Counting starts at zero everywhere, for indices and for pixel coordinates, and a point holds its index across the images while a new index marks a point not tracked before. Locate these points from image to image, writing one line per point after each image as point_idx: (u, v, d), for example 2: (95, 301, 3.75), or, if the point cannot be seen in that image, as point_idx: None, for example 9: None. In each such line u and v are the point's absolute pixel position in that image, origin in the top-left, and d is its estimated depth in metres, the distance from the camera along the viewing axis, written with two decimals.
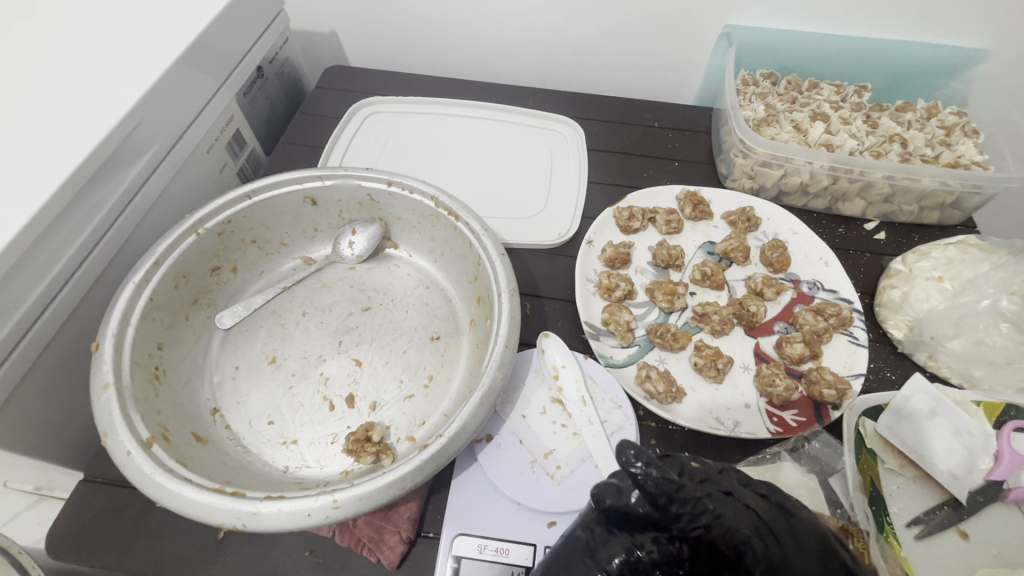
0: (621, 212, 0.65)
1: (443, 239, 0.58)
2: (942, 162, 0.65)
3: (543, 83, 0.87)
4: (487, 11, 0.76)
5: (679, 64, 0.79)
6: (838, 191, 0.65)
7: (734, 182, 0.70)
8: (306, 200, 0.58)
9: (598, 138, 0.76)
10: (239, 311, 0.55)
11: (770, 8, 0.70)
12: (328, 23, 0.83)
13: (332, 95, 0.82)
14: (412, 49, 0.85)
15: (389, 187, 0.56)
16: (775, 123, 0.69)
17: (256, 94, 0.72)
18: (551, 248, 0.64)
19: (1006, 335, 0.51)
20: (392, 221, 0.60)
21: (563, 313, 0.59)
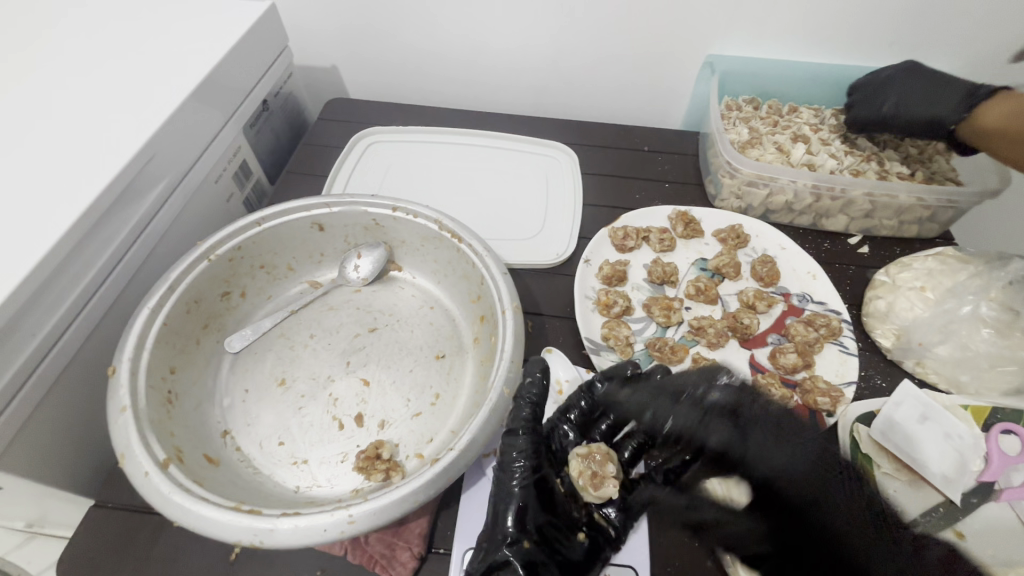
0: (616, 232, 0.68)
1: (446, 261, 0.60)
2: (918, 178, 0.69)
3: (536, 112, 0.91)
4: (482, 43, 0.80)
5: (666, 92, 0.83)
6: (821, 208, 0.68)
7: (722, 202, 0.73)
8: (313, 226, 0.60)
9: (590, 163, 0.80)
10: (247, 334, 0.56)
11: (750, 39, 0.74)
12: (329, 58, 0.87)
13: (334, 126, 0.85)
14: (410, 82, 0.89)
15: (394, 212, 0.58)
16: (758, 145, 0.73)
17: (261, 126, 0.74)
18: (549, 268, 0.66)
19: (988, 340, 0.53)
20: (397, 244, 0.62)
21: (563, 330, 0.61)
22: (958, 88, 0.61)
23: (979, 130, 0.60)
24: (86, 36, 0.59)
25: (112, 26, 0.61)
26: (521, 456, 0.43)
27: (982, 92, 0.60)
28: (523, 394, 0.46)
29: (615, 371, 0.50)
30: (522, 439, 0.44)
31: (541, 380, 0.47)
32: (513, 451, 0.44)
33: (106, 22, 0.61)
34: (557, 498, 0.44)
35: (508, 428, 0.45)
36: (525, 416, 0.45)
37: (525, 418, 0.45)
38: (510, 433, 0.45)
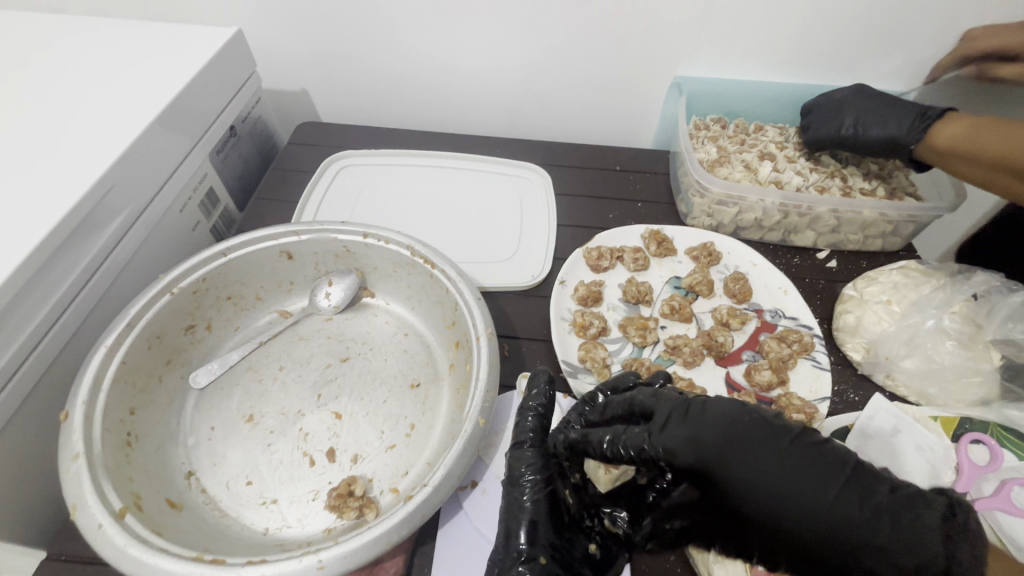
0: (590, 252, 0.68)
1: (419, 286, 0.59)
2: (880, 194, 0.71)
3: (509, 132, 0.91)
4: (453, 65, 0.81)
5: (636, 112, 0.85)
6: (789, 224, 0.69)
7: (694, 220, 0.74)
8: (282, 255, 0.58)
9: (564, 183, 0.80)
10: (214, 369, 0.54)
11: (715, 61, 0.76)
12: (299, 82, 0.86)
13: (305, 150, 0.84)
14: (383, 105, 0.89)
15: (365, 239, 0.57)
16: (727, 163, 0.74)
17: (228, 152, 0.73)
18: (525, 290, 0.66)
19: (953, 352, 0.54)
20: (369, 270, 0.61)
21: (540, 353, 0.60)
22: (908, 110, 0.64)
23: (935, 147, 0.62)
24: (50, 69, 0.59)
25: (74, 59, 0.60)
26: (529, 468, 0.47)
27: (932, 113, 0.63)
28: (527, 406, 0.51)
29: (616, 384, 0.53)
30: (528, 451, 0.48)
31: (546, 392, 0.51)
32: (521, 464, 0.48)
33: (69, 56, 0.61)
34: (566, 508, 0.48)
35: (516, 439, 0.49)
36: (529, 427, 0.49)
37: (532, 428, 0.49)
38: (518, 445, 0.49)
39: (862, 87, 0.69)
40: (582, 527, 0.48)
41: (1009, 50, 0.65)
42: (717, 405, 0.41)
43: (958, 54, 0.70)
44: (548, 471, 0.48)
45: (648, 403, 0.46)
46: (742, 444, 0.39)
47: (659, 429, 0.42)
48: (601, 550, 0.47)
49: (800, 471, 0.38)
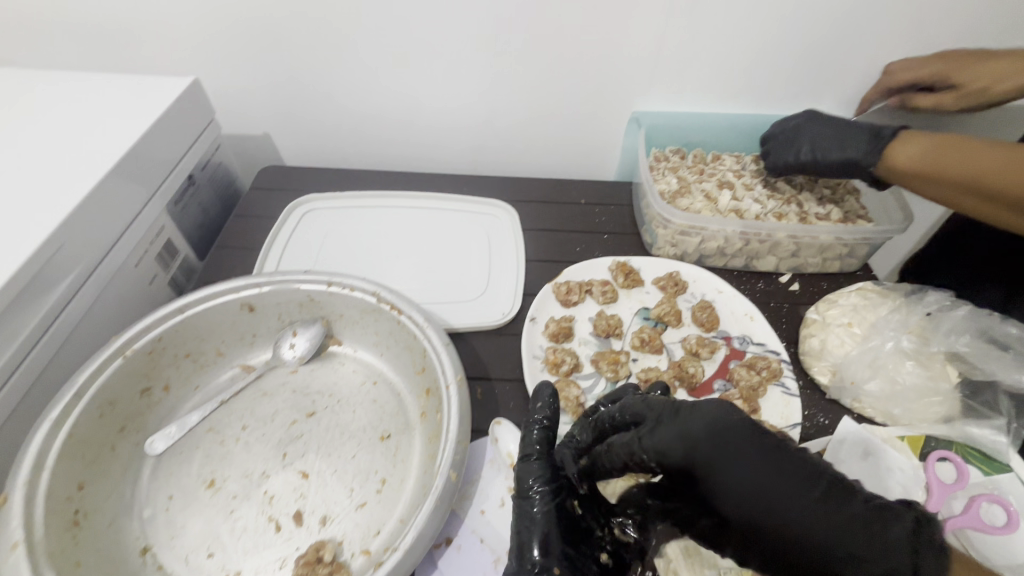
0: (559, 287, 0.68)
1: (387, 332, 0.58)
2: (834, 217, 0.73)
3: (474, 169, 0.92)
4: (415, 106, 0.82)
5: (597, 145, 0.87)
6: (751, 251, 0.71)
7: (659, 250, 0.75)
8: (243, 307, 0.57)
9: (530, 218, 0.81)
10: (172, 432, 0.51)
11: (669, 96, 0.79)
12: (260, 126, 0.86)
13: (268, 195, 0.83)
14: (346, 146, 0.89)
15: (330, 287, 0.56)
16: (687, 193, 0.76)
17: (187, 201, 0.71)
18: (496, 328, 0.65)
19: (913, 372, 0.56)
20: (334, 318, 0.59)
21: (512, 394, 0.60)
22: (862, 130, 0.65)
23: (901, 170, 0.61)
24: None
25: (23, 121, 0.59)
26: (537, 481, 0.48)
27: (886, 132, 0.63)
28: (535, 418, 0.52)
29: (616, 395, 0.56)
30: (535, 463, 0.49)
31: (551, 405, 0.53)
32: (529, 476, 0.49)
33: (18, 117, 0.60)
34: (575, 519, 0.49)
35: (523, 452, 0.50)
36: (535, 439, 0.50)
37: (539, 441, 0.50)
38: (525, 458, 0.50)
39: (816, 113, 0.69)
40: (590, 537, 0.49)
41: (925, 80, 0.70)
42: (705, 407, 0.42)
43: (880, 87, 0.74)
44: (555, 482, 0.49)
45: (640, 411, 0.47)
46: (727, 447, 0.39)
47: (648, 432, 0.43)
48: (610, 558, 0.48)
49: (781, 474, 0.39)
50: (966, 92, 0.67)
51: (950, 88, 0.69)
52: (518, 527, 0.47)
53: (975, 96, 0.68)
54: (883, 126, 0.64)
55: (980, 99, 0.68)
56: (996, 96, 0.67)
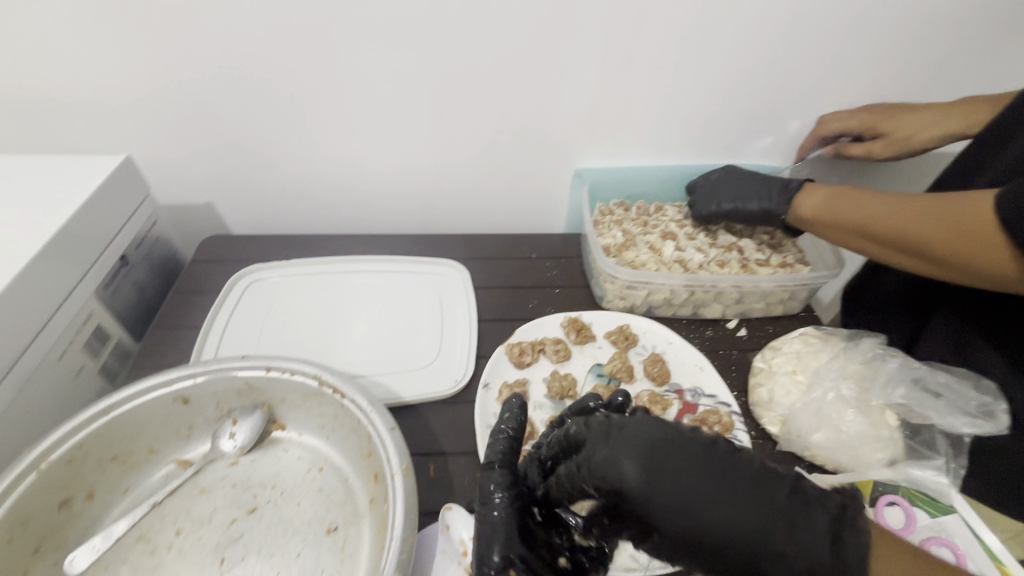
0: (512, 348, 0.68)
1: (332, 415, 0.56)
2: (774, 262, 0.76)
3: (426, 227, 0.92)
4: (360, 169, 0.82)
5: (545, 200, 0.88)
6: (697, 300, 0.73)
7: (610, 303, 0.76)
8: (176, 400, 0.54)
9: (482, 276, 0.81)
10: (97, 545, 0.48)
11: (608, 153, 0.82)
12: (202, 195, 0.84)
13: (210, 267, 0.80)
14: (293, 212, 0.88)
15: (268, 373, 0.54)
16: (632, 246, 0.78)
17: (120, 282, 0.69)
18: (448, 397, 0.64)
19: (856, 419, 0.57)
20: (276, 402, 0.57)
21: (467, 468, 0.58)
22: (774, 184, 0.70)
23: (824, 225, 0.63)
24: None
25: None
26: (499, 486, 0.49)
27: (794, 186, 0.69)
28: (501, 428, 0.55)
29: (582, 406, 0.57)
30: (497, 472, 0.50)
31: (518, 416, 0.56)
32: (490, 484, 0.49)
33: None
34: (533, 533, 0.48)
35: (486, 461, 0.52)
36: (500, 449, 0.52)
37: (502, 450, 0.52)
38: (488, 466, 0.51)
39: (731, 168, 0.75)
40: (551, 551, 0.48)
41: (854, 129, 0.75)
42: (641, 426, 0.43)
43: (816, 136, 0.79)
44: (514, 490, 0.49)
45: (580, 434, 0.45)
46: (664, 467, 0.41)
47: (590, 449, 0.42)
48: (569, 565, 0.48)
49: (720, 490, 0.40)
50: (892, 140, 0.72)
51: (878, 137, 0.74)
52: (481, 534, 0.47)
53: (902, 144, 0.73)
54: (791, 179, 0.70)
55: (906, 148, 0.72)
56: (919, 145, 0.72)
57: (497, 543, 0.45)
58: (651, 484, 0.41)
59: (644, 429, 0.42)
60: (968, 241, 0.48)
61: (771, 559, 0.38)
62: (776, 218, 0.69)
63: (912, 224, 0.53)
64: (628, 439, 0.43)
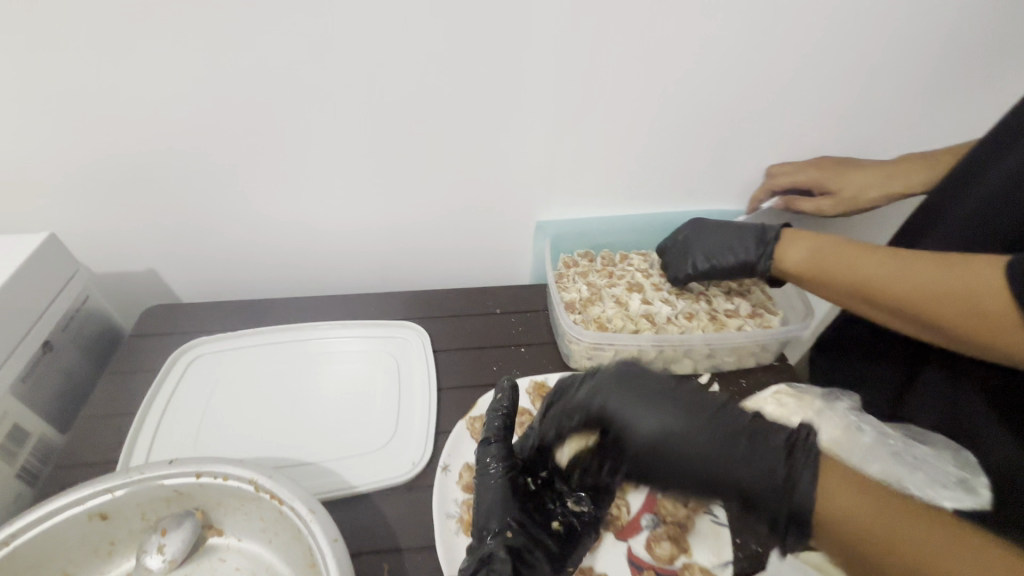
0: (473, 424, 0.64)
1: (272, 518, 0.50)
2: (743, 312, 0.74)
3: (384, 283, 0.88)
4: (311, 228, 0.78)
5: (508, 251, 0.85)
6: (667, 357, 0.70)
7: (577, 362, 0.72)
8: (92, 518, 0.48)
9: (444, 337, 0.77)
10: None
11: (569, 204, 0.79)
12: (142, 262, 0.78)
13: (150, 341, 0.74)
14: (243, 274, 0.83)
15: (198, 479, 0.49)
16: (598, 301, 0.75)
17: (42, 371, 0.63)
18: (406, 482, 0.60)
19: None
20: (211, 507, 0.52)
21: (425, 567, 0.53)
22: (749, 234, 0.68)
23: (798, 266, 0.62)
24: None
25: None
26: (495, 459, 0.56)
27: (771, 234, 0.67)
28: (496, 407, 0.60)
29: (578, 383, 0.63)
30: (494, 446, 0.57)
31: (511, 398, 0.60)
32: (487, 456, 0.56)
33: None
34: (530, 496, 0.54)
35: (484, 437, 0.58)
36: (496, 427, 0.58)
37: (497, 428, 0.58)
38: (485, 441, 0.57)
39: (697, 222, 0.74)
40: (547, 511, 0.54)
41: (805, 184, 0.75)
42: (620, 367, 0.51)
43: (766, 188, 0.78)
44: (510, 461, 0.56)
45: (566, 385, 0.56)
46: (639, 405, 0.47)
47: (573, 394, 0.53)
48: (564, 528, 0.53)
49: (697, 420, 0.45)
50: (841, 199, 0.72)
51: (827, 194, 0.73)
52: (482, 505, 0.53)
53: (847, 204, 0.72)
54: (769, 228, 0.68)
55: (851, 208, 0.72)
56: (865, 205, 0.72)
57: (496, 511, 0.52)
58: (637, 420, 0.46)
59: (616, 369, 0.51)
60: (954, 304, 0.45)
61: (738, 481, 0.42)
62: (758, 270, 0.67)
63: (894, 279, 0.51)
64: (608, 381, 0.50)
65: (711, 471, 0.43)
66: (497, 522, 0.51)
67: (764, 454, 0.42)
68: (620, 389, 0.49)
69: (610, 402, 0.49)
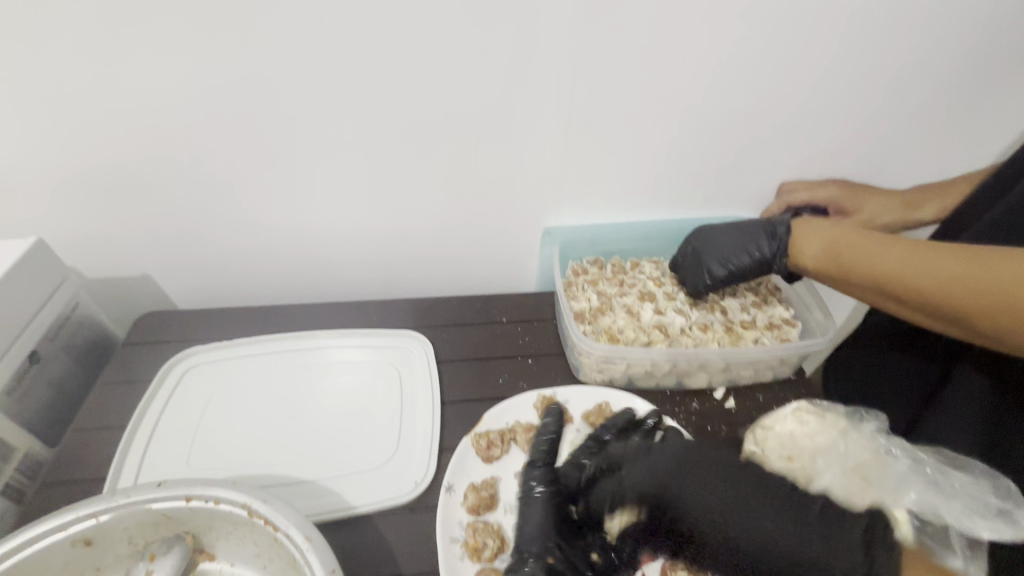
0: (479, 439, 0.61)
1: (267, 544, 0.48)
2: (760, 323, 0.71)
3: (386, 290, 0.85)
4: (310, 234, 0.75)
5: (515, 258, 0.82)
6: (680, 371, 0.67)
7: (586, 375, 0.69)
8: (76, 543, 0.46)
9: (448, 348, 0.74)
10: None
11: (578, 210, 0.76)
12: (136, 268, 0.76)
13: (144, 350, 0.72)
14: (241, 281, 0.80)
15: (189, 502, 0.47)
16: (608, 311, 0.72)
17: (29, 383, 0.60)
18: (408, 503, 0.57)
19: None
20: (202, 530, 0.49)
21: None
22: (757, 234, 0.65)
23: (815, 263, 0.60)
24: None
25: None
26: (540, 483, 0.54)
27: (779, 230, 0.64)
28: (541, 435, 0.59)
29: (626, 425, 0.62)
30: (539, 470, 0.56)
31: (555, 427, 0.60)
32: (531, 480, 0.55)
33: None
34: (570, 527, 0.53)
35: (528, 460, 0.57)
36: (541, 451, 0.57)
37: (543, 452, 0.57)
38: (531, 464, 0.56)
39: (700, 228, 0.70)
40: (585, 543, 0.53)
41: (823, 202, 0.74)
42: (674, 447, 0.50)
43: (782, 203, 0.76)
44: (554, 487, 0.55)
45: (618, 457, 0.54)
46: (690, 471, 0.48)
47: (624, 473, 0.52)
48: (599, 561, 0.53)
49: (745, 499, 0.44)
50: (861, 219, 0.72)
51: (843, 214, 0.73)
52: (523, 529, 0.52)
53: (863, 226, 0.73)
54: (775, 222, 0.65)
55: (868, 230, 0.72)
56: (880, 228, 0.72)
57: (537, 537, 0.50)
58: (697, 503, 0.46)
59: (676, 472, 0.48)
60: (990, 298, 0.43)
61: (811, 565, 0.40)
62: (776, 267, 0.64)
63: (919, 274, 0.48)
64: (658, 473, 0.49)
65: (784, 559, 0.41)
66: (537, 544, 0.50)
67: (844, 550, 0.39)
68: (680, 478, 0.48)
69: (678, 508, 0.48)
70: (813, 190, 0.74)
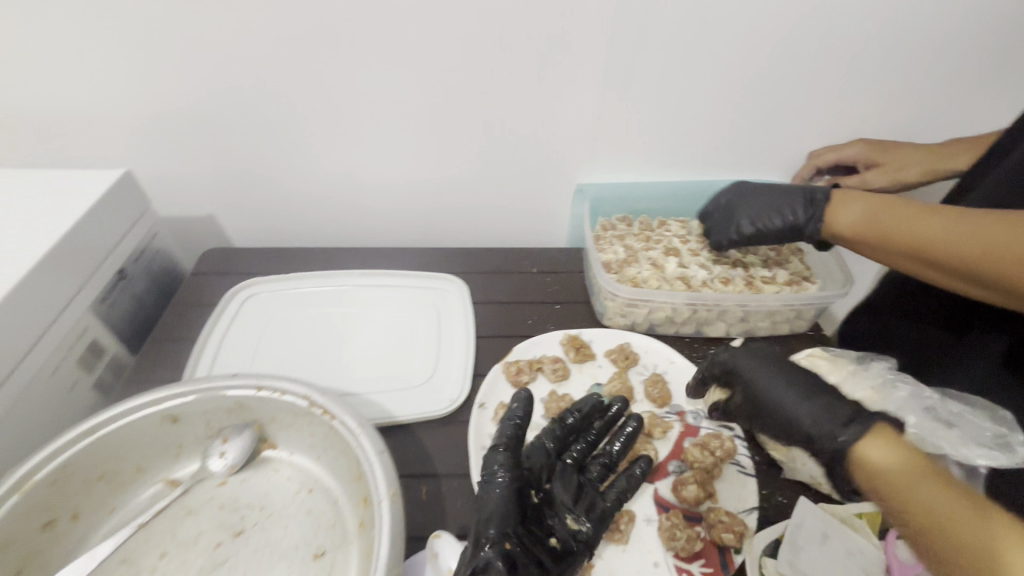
0: (509, 366, 0.67)
1: (322, 435, 0.54)
2: (780, 280, 0.74)
3: (425, 239, 0.91)
4: (360, 182, 0.81)
5: (547, 213, 0.87)
6: (700, 318, 0.71)
7: (610, 320, 0.74)
8: (166, 419, 0.53)
9: (482, 291, 0.79)
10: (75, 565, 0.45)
11: (610, 169, 0.81)
12: (203, 208, 0.83)
13: (209, 280, 0.79)
14: (295, 224, 0.87)
15: (259, 391, 0.54)
16: (634, 262, 0.76)
17: (116, 296, 0.68)
18: (443, 418, 0.63)
19: None
20: (267, 421, 0.56)
21: (460, 492, 0.56)
22: (796, 197, 0.66)
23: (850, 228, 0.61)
24: None
25: None
26: (503, 467, 0.52)
27: (819, 196, 0.65)
28: (510, 416, 0.57)
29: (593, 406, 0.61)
30: (503, 453, 0.53)
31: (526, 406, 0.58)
32: (494, 463, 0.53)
33: None
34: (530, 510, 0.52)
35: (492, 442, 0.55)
36: (506, 434, 0.55)
37: (509, 436, 0.55)
38: (493, 448, 0.54)
39: (739, 185, 0.73)
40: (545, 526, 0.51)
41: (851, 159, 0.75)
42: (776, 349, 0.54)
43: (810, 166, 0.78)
44: (516, 472, 0.53)
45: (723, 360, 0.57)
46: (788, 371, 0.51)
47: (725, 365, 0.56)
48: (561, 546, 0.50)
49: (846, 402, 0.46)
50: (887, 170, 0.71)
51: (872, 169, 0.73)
52: (482, 511, 0.50)
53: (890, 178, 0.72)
54: (815, 187, 0.66)
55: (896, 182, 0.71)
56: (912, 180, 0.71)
57: (491, 522, 0.49)
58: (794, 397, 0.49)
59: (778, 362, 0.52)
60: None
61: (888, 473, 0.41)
62: (807, 232, 0.65)
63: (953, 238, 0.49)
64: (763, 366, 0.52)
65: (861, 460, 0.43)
66: (496, 529, 0.48)
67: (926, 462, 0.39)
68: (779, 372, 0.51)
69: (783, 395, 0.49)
70: (841, 149, 0.75)
